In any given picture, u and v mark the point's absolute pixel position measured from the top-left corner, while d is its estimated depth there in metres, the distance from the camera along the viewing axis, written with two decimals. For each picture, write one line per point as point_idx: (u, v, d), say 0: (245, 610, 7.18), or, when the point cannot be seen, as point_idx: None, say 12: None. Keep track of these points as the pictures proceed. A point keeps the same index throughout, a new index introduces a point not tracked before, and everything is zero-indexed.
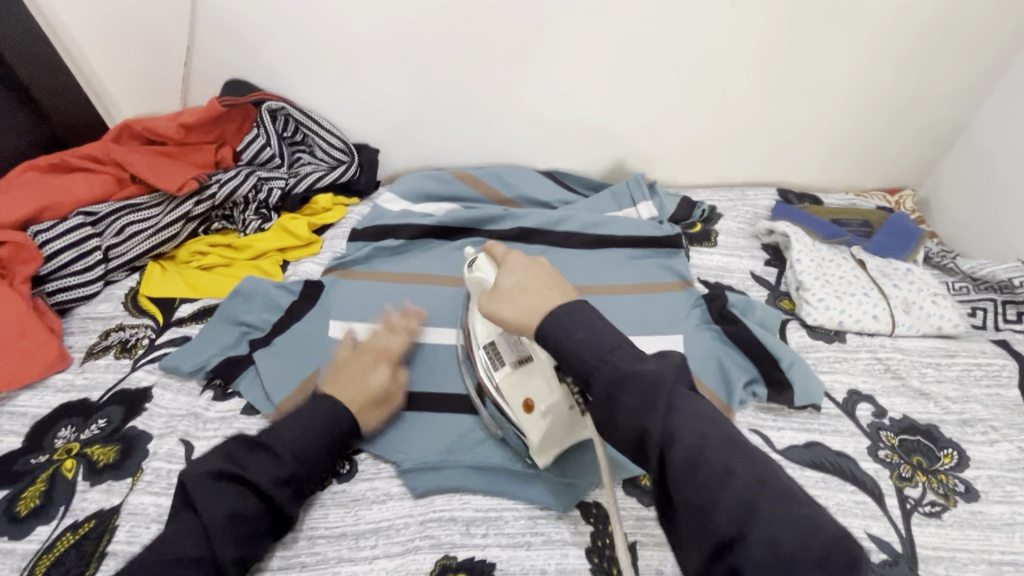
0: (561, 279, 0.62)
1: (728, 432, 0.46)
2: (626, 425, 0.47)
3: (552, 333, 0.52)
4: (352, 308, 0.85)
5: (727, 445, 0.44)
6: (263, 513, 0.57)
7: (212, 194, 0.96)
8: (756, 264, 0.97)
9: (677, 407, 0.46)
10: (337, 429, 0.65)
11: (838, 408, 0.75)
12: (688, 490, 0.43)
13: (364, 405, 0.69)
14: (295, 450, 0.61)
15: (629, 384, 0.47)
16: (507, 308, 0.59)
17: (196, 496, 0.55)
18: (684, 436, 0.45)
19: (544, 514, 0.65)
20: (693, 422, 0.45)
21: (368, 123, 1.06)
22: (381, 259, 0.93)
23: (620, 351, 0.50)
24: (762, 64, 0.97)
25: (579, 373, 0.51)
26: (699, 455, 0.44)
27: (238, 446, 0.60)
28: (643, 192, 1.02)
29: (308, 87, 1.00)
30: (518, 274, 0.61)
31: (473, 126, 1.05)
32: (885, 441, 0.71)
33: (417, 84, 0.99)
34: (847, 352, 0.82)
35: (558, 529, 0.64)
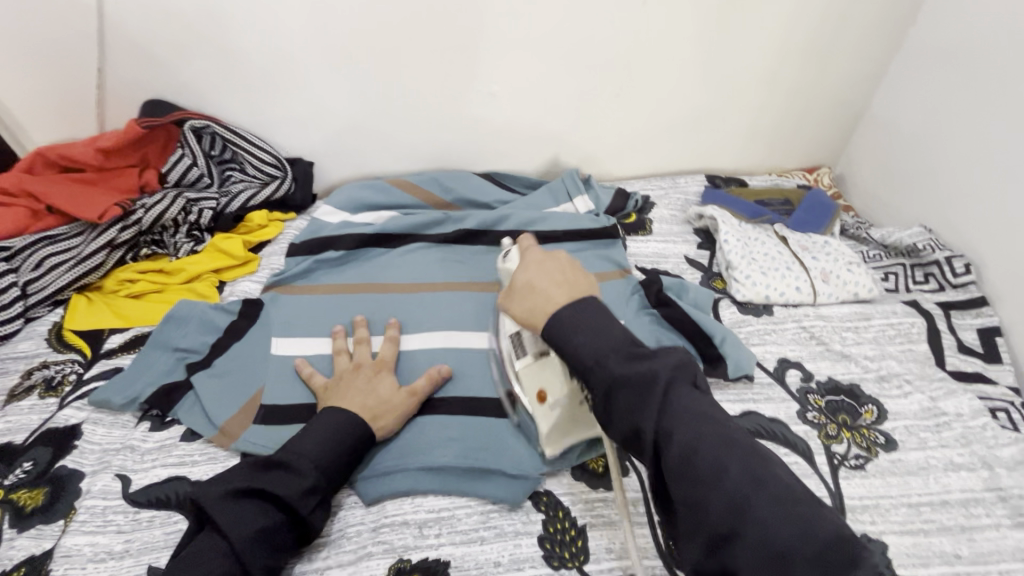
0: (576, 275, 0.61)
1: (727, 430, 0.46)
2: (621, 423, 0.48)
3: (554, 335, 0.54)
4: (293, 324, 0.84)
5: (725, 441, 0.45)
6: (287, 525, 0.57)
7: (138, 220, 0.92)
8: (689, 248, 1.01)
9: (671, 405, 0.47)
10: (355, 435, 0.65)
11: (769, 377, 0.79)
12: (682, 488, 0.44)
13: (375, 412, 0.68)
14: (314, 459, 0.61)
15: (625, 381, 0.49)
16: (518, 307, 0.59)
17: (215, 517, 0.54)
18: (681, 434, 0.45)
19: (496, 507, 0.66)
20: (688, 417, 0.46)
21: (298, 136, 1.04)
22: (323, 271, 0.93)
23: (618, 351, 0.51)
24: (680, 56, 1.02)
25: (578, 370, 0.52)
26: (693, 452, 0.44)
27: (252, 467, 0.59)
28: (578, 187, 1.05)
29: (232, 103, 0.98)
30: (531, 271, 0.61)
31: (407, 133, 1.05)
32: (813, 404, 0.76)
33: (346, 95, 0.99)
34: (775, 324, 0.87)
35: (510, 521, 0.65)
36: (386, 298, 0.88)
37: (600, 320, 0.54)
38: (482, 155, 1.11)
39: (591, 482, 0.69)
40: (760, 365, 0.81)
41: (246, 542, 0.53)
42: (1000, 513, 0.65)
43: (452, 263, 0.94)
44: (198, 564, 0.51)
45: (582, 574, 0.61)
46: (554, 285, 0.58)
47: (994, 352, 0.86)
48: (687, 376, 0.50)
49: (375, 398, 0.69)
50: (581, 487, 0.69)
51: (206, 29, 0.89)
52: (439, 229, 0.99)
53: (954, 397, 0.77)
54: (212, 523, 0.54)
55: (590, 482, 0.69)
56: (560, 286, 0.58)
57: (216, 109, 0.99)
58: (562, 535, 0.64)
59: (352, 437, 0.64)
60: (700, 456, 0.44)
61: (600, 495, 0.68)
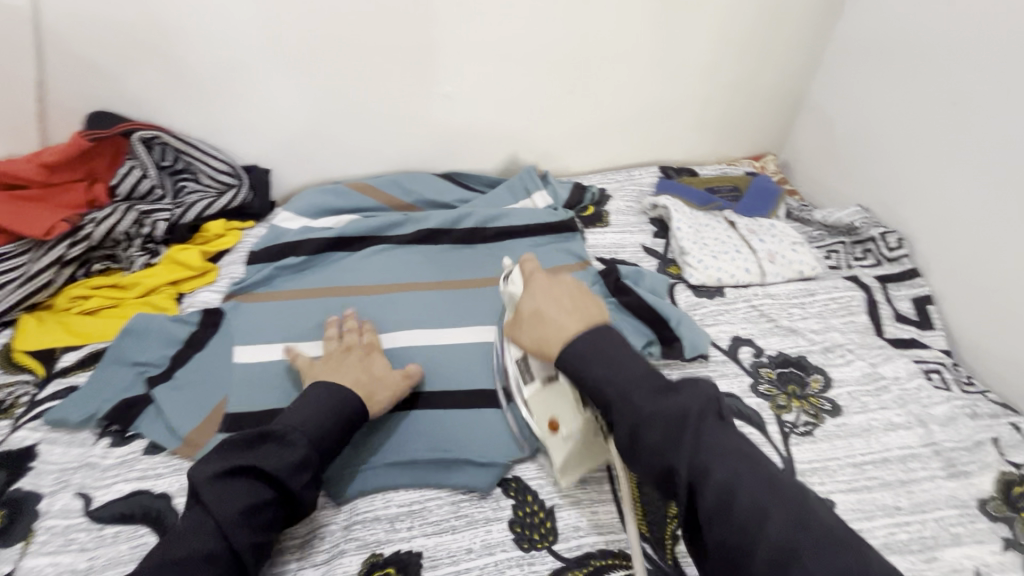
0: (582, 301, 0.64)
1: (755, 461, 0.50)
2: (653, 463, 0.50)
3: (574, 368, 0.57)
4: (256, 331, 0.83)
5: (756, 472, 0.49)
6: (277, 503, 0.57)
7: (88, 234, 0.90)
8: (646, 237, 1.04)
9: (705, 438, 0.50)
10: (348, 409, 0.64)
11: (723, 354, 0.83)
12: (717, 525, 0.47)
13: (369, 388, 0.69)
14: (307, 434, 0.60)
15: (652, 417, 0.51)
16: (524, 337, 0.63)
17: (203, 494, 0.54)
18: (716, 474, 0.48)
19: (467, 497, 0.68)
20: (721, 448, 0.50)
21: (252, 143, 1.03)
22: (285, 277, 0.91)
23: (640, 389, 0.54)
24: (626, 53, 1.06)
25: (602, 404, 0.55)
26: (728, 494, 0.47)
27: (242, 442, 0.59)
28: (537, 183, 1.08)
29: (181, 111, 0.97)
30: (538, 299, 0.64)
31: (364, 136, 1.06)
32: (764, 376, 0.80)
33: (299, 101, 0.99)
34: (727, 305, 0.91)
35: (480, 509, 0.67)
36: (350, 300, 0.87)
37: (620, 354, 0.57)
38: (440, 155, 1.12)
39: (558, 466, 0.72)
40: (714, 344, 0.85)
41: (231, 520, 0.53)
42: (935, 465, 0.70)
43: (414, 262, 0.94)
44: (183, 544, 0.52)
45: (551, 553, 0.63)
46: (562, 313, 0.62)
47: (928, 319, 0.93)
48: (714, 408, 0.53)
49: (370, 376, 0.70)
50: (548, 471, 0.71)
51: (151, 38, 0.88)
52: (400, 231, 0.97)
53: (892, 362, 0.82)
54: (202, 501, 0.54)
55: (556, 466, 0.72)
56: (570, 312, 0.62)
57: (165, 119, 0.97)
58: (532, 518, 0.66)
59: (346, 415, 0.64)
60: (737, 496, 0.47)
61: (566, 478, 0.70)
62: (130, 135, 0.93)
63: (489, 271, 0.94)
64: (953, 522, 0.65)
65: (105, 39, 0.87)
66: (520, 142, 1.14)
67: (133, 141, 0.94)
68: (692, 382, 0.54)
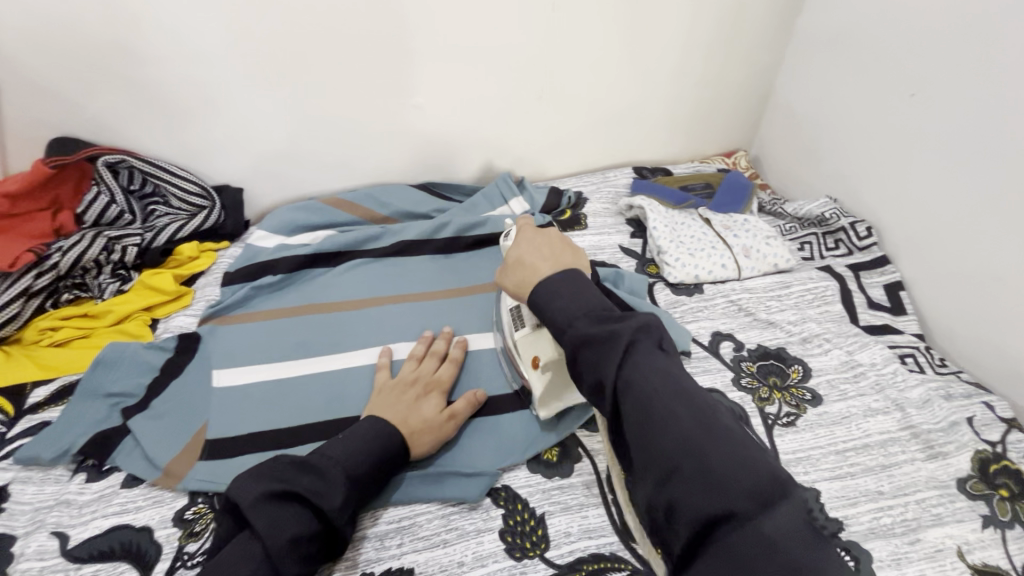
0: (563, 249, 0.66)
1: (687, 387, 0.49)
2: (588, 378, 0.52)
3: (536, 298, 0.58)
4: (234, 353, 0.82)
5: (683, 397, 0.48)
6: (319, 537, 0.55)
7: (55, 264, 0.87)
8: (623, 238, 1.06)
9: (634, 358, 0.50)
10: (389, 447, 0.64)
11: (705, 350, 0.84)
12: (642, 436, 0.47)
13: (415, 429, 0.68)
14: (347, 469, 0.60)
15: (593, 340, 0.52)
16: (507, 279, 0.65)
17: (254, 520, 0.52)
18: (640, 388, 0.48)
19: (457, 509, 0.68)
20: (650, 370, 0.49)
21: (223, 163, 1.02)
22: (262, 297, 0.91)
23: (586, 316, 0.54)
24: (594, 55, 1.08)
25: (552, 329, 0.57)
26: (648, 403, 0.48)
27: (283, 466, 0.57)
28: (512, 189, 1.09)
29: (147, 134, 0.95)
30: (521, 247, 0.66)
31: (336, 150, 1.05)
32: (746, 370, 0.81)
33: (269, 117, 0.98)
34: (705, 301, 0.92)
35: (471, 520, 0.66)
36: (330, 317, 0.88)
37: (576, 288, 0.57)
38: (415, 166, 1.12)
39: (546, 472, 0.72)
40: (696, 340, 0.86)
41: (283, 551, 0.52)
42: (914, 448, 0.72)
43: (393, 275, 0.94)
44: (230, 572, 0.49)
45: (544, 561, 0.63)
46: (542, 259, 0.64)
47: (900, 305, 0.95)
48: (657, 338, 0.52)
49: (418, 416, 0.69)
50: (537, 478, 0.71)
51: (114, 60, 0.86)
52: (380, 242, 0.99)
53: (868, 349, 0.84)
54: (249, 525, 0.52)
55: (545, 473, 0.72)
56: (549, 258, 0.64)
57: (133, 141, 0.96)
58: (522, 526, 0.66)
59: (387, 449, 0.64)
60: (654, 407, 0.47)
61: (555, 484, 0.70)
62: (95, 161, 0.91)
63: (469, 280, 0.95)
64: (934, 504, 0.66)
65: (65, 62, 0.85)
66: (494, 149, 1.15)
67: (98, 166, 0.92)
68: (638, 315, 0.53)
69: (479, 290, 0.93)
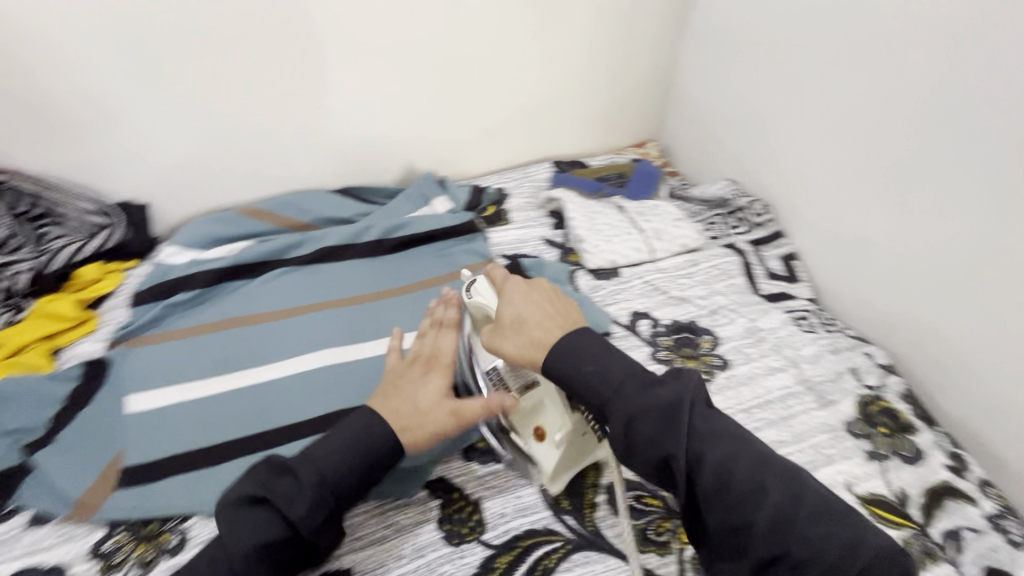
0: (557, 302, 0.65)
1: (743, 436, 0.53)
2: (651, 453, 0.53)
3: (561, 371, 0.58)
4: (149, 376, 0.79)
5: (757, 454, 0.52)
6: (289, 545, 0.54)
7: None
8: (546, 229, 1.09)
9: (697, 428, 0.53)
10: (370, 449, 0.59)
11: (624, 329, 0.90)
12: (726, 512, 0.50)
13: (410, 421, 0.62)
14: (321, 471, 0.57)
15: (643, 417, 0.53)
16: (508, 345, 0.63)
17: (218, 522, 0.54)
18: (713, 456, 0.51)
19: (394, 505, 0.68)
20: (712, 434, 0.52)
21: (119, 178, 0.96)
22: (176, 314, 0.86)
23: (626, 384, 0.56)
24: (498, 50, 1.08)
25: (593, 400, 0.56)
26: (727, 475, 0.51)
27: (266, 469, 0.57)
28: (434, 189, 1.10)
29: (26, 151, 0.88)
30: (516, 305, 0.64)
31: (238, 157, 1.00)
32: (662, 344, 0.88)
33: (157, 125, 0.92)
34: (623, 284, 0.98)
35: (407, 514, 0.68)
36: (244, 329, 0.85)
37: (604, 351, 0.58)
38: (326, 169, 1.08)
39: (481, 459, 0.74)
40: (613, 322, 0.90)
41: (244, 560, 0.52)
42: (808, 399, 0.81)
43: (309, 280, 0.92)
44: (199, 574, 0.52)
45: (481, 544, 0.66)
46: (542, 318, 0.62)
47: (795, 273, 1.05)
48: (706, 401, 0.55)
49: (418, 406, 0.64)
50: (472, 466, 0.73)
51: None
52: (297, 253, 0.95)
53: (767, 315, 0.92)
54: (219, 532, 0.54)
55: (480, 459, 0.74)
56: (549, 316, 0.62)
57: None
58: (458, 512, 0.69)
59: (372, 446, 0.60)
60: (734, 477, 0.50)
61: (489, 470, 0.73)
62: None
63: (396, 280, 0.95)
64: (825, 445, 0.75)
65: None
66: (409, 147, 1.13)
67: None
68: (679, 375, 0.56)
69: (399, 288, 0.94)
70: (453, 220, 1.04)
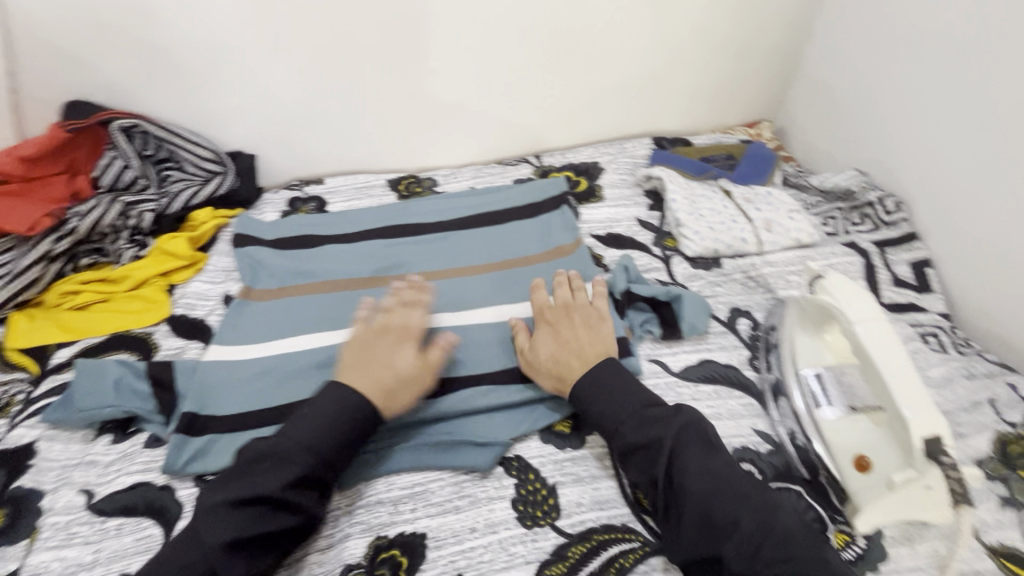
0: (602, 322, 0.71)
1: (743, 488, 0.54)
2: (642, 472, 0.57)
3: (582, 398, 0.64)
4: (449, 284, 0.86)
5: (719, 501, 0.53)
6: (289, 518, 0.55)
7: (337, 194, 1.06)
8: (895, 284, 0.85)
9: (681, 464, 0.55)
10: (357, 419, 0.60)
11: (961, 439, 0.66)
12: (707, 540, 0.52)
13: (392, 383, 0.64)
14: (310, 445, 0.57)
15: (642, 447, 0.58)
16: (543, 353, 0.69)
17: (200, 526, 0.53)
18: (690, 483, 0.54)
19: (610, 515, 0.61)
20: (702, 482, 0.54)
21: (502, 117, 1.09)
22: (490, 241, 0.93)
23: (755, 490, 0.54)
24: (880, 72, 0.97)
25: (603, 431, 0.62)
26: (707, 505, 0.53)
27: (219, 498, 0.54)
28: (786, 202, 0.92)
29: (457, 78, 1.01)
30: (552, 346, 0.69)
31: (577, 117, 1.12)
32: (1002, 447, 0.65)
33: (534, 81, 1.05)
34: (981, 379, 0.72)
35: (622, 546, 0.59)
36: (529, 282, 0.85)
37: (614, 386, 0.63)
38: (648, 145, 1.12)
39: None
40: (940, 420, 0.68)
41: (218, 553, 0.51)
42: None
43: (614, 249, 0.92)
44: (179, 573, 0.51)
45: None
46: (578, 355, 0.68)
47: None
48: (702, 441, 0.58)
49: (559, 355, 0.68)
50: None
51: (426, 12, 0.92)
52: (617, 225, 0.96)
53: None
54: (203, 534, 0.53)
55: None
56: (584, 353, 0.68)
57: (411, 89, 1.01)
58: None
59: (357, 423, 0.60)
60: (716, 508, 0.52)
61: None
62: (409, 92, 1.02)
63: (701, 289, 0.84)
64: None
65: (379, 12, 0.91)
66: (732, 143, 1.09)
67: (408, 97, 1.02)
68: (682, 417, 0.59)
69: (706, 290, 0.83)
70: (796, 239, 0.88)
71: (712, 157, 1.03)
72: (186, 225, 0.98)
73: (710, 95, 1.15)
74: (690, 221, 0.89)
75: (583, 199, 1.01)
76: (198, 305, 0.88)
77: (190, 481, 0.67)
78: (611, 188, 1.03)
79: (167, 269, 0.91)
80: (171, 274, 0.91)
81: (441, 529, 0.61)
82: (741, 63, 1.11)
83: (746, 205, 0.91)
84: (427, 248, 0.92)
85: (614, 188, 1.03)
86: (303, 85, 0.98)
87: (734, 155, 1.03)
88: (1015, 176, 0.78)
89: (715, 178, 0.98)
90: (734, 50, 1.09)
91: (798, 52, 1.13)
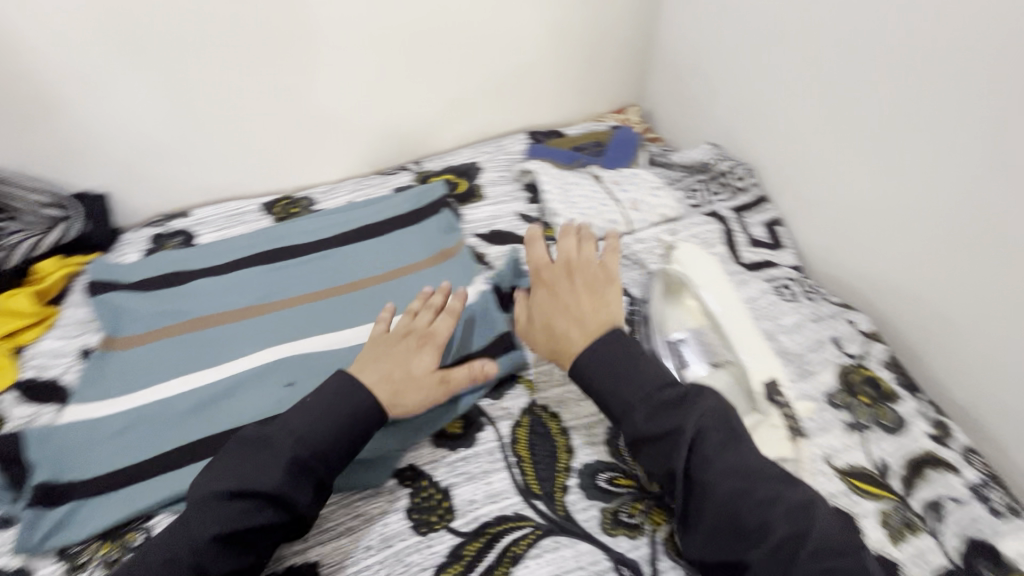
0: (602, 289, 0.66)
1: (771, 480, 0.51)
2: (657, 463, 0.54)
3: (586, 369, 0.59)
4: (331, 303, 0.84)
5: (747, 501, 0.49)
6: (283, 513, 0.53)
7: (207, 224, 1.00)
8: (751, 245, 0.92)
9: (703, 457, 0.52)
10: (363, 422, 0.58)
11: (810, 377, 0.74)
12: (731, 542, 0.49)
13: (402, 383, 0.62)
14: (300, 432, 0.55)
15: (654, 437, 0.54)
16: (537, 319, 0.65)
17: (191, 512, 0.51)
18: (719, 486, 0.51)
19: (502, 507, 0.62)
20: (726, 480, 0.51)
21: (374, 127, 1.08)
22: (372, 253, 0.92)
23: (779, 481, 0.51)
24: (717, 52, 1.05)
25: (609, 411, 0.58)
26: (731, 505, 0.50)
27: (216, 491, 0.52)
28: (650, 180, 0.98)
29: (316, 92, 0.99)
30: (546, 310, 0.65)
31: (452, 119, 1.13)
32: (846, 379, 0.73)
33: (400, 88, 1.05)
34: (825, 319, 0.80)
35: (514, 534, 0.60)
36: (413, 289, 0.85)
37: (627, 369, 0.57)
38: (524, 139, 1.15)
39: (607, 493, 0.63)
40: (793, 362, 0.75)
41: (206, 547, 0.49)
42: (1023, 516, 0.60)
43: (496, 245, 0.94)
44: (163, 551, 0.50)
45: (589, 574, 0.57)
46: (577, 323, 0.62)
47: None
48: (722, 431, 0.54)
49: (556, 322, 0.63)
50: (592, 495, 0.63)
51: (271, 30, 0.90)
52: (499, 221, 0.98)
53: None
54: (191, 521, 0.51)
55: (604, 496, 0.63)
56: (583, 322, 0.62)
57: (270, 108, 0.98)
58: (624, 513, 0.62)
59: (360, 415, 0.58)
60: (745, 508, 0.49)
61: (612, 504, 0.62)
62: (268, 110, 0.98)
63: None
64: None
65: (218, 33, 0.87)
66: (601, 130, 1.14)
67: (268, 115, 0.99)
68: (698, 400, 0.55)
69: None
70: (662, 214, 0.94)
71: (582, 146, 1.08)
72: (30, 279, 0.89)
73: (576, 86, 1.19)
74: (563, 209, 0.93)
75: (464, 199, 1.02)
76: (52, 363, 0.80)
77: (52, 556, 0.61)
78: (491, 186, 1.05)
79: (10, 331, 0.82)
80: (16, 336, 0.83)
81: (333, 553, 0.59)
82: (599, 53, 1.17)
83: (614, 188, 0.96)
84: (307, 269, 0.90)
85: (494, 185, 1.05)
86: (148, 115, 0.92)
87: (602, 141, 1.08)
88: (833, 134, 0.87)
89: (585, 165, 1.03)
90: (591, 42, 1.14)
91: (649, 39, 1.20)
